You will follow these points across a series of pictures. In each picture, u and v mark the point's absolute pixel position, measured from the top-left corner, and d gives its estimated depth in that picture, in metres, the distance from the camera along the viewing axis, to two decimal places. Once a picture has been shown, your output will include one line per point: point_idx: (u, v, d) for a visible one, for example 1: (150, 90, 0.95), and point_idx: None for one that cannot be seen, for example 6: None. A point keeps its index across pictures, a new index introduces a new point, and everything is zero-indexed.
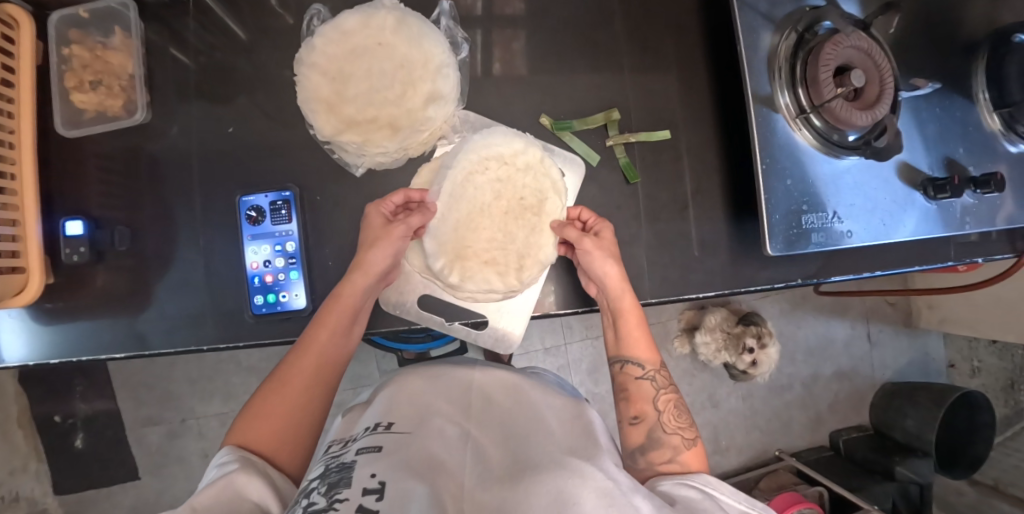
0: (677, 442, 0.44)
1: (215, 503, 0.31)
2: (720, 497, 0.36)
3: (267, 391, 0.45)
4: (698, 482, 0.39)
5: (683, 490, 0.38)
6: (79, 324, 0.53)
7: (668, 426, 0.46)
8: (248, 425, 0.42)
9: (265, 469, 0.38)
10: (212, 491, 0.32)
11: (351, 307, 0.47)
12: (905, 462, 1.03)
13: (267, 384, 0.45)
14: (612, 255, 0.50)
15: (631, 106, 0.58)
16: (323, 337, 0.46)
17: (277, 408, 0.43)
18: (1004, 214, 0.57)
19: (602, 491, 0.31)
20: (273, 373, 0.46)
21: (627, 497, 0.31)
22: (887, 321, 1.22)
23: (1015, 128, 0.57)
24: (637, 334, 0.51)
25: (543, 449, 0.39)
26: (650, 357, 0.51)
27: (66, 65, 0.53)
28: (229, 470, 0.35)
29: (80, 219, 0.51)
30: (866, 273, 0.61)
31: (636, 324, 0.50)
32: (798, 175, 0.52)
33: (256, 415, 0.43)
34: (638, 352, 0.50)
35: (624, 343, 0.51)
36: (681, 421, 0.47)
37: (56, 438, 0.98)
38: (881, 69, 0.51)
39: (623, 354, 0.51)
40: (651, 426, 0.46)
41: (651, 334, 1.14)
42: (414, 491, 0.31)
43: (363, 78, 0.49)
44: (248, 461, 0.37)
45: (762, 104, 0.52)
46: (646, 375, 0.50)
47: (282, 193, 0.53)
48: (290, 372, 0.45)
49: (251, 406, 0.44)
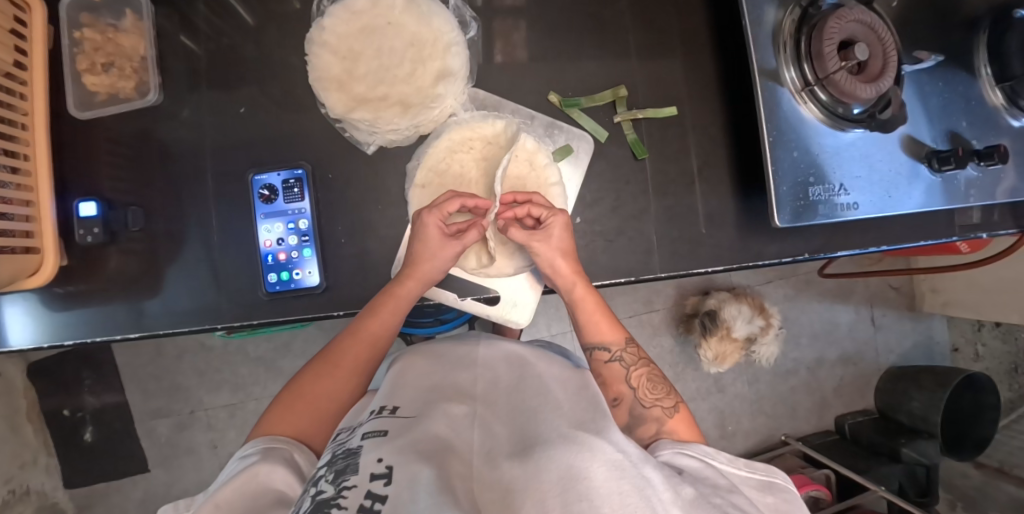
0: (659, 414, 0.44)
1: (238, 497, 0.32)
2: (720, 465, 0.38)
3: (315, 372, 0.47)
4: (697, 451, 0.39)
5: (683, 459, 0.37)
6: (93, 307, 0.53)
7: (646, 400, 0.46)
8: (292, 403, 0.44)
9: (291, 457, 0.38)
10: (235, 484, 0.33)
11: (402, 303, 0.50)
12: (911, 443, 1.04)
13: (317, 365, 0.48)
14: (559, 254, 0.51)
15: (638, 83, 0.59)
16: (375, 331, 0.49)
17: (323, 392, 0.45)
18: (1004, 188, 0.58)
19: (613, 463, 0.29)
20: (322, 355, 0.49)
21: (641, 469, 0.29)
22: (890, 305, 1.23)
23: (1018, 102, 0.57)
24: (596, 318, 0.52)
25: (551, 421, 0.36)
26: (616, 338, 0.51)
27: (78, 49, 0.54)
28: (250, 462, 0.35)
29: (93, 201, 0.52)
30: (871, 248, 0.62)
31: (595, 305, 0.52)
32: (804, 147, 0.53)
33: (300, 396, 0.44)
34: (604, 335, 0.51)
35: (587, 331, 0.52)
36: (657, 392, 0.47)
37: (66, 431, 0.98)
38: (884, 43, 0.52)
39: (589, 342, 0.52)
40: (630, 405, 0.46)
41: (657, 320, 1.15)
42: (423, 469, 0.27)
43: (373, 57, 0.53)
44: (273, 452, 0.37)
45: (768, 79, 0.52)
46: (614, 357, 0.50)
47: (294, 171, 0.54)
48: (341, 355, 0.48)
49: (296, 387, 0.45)
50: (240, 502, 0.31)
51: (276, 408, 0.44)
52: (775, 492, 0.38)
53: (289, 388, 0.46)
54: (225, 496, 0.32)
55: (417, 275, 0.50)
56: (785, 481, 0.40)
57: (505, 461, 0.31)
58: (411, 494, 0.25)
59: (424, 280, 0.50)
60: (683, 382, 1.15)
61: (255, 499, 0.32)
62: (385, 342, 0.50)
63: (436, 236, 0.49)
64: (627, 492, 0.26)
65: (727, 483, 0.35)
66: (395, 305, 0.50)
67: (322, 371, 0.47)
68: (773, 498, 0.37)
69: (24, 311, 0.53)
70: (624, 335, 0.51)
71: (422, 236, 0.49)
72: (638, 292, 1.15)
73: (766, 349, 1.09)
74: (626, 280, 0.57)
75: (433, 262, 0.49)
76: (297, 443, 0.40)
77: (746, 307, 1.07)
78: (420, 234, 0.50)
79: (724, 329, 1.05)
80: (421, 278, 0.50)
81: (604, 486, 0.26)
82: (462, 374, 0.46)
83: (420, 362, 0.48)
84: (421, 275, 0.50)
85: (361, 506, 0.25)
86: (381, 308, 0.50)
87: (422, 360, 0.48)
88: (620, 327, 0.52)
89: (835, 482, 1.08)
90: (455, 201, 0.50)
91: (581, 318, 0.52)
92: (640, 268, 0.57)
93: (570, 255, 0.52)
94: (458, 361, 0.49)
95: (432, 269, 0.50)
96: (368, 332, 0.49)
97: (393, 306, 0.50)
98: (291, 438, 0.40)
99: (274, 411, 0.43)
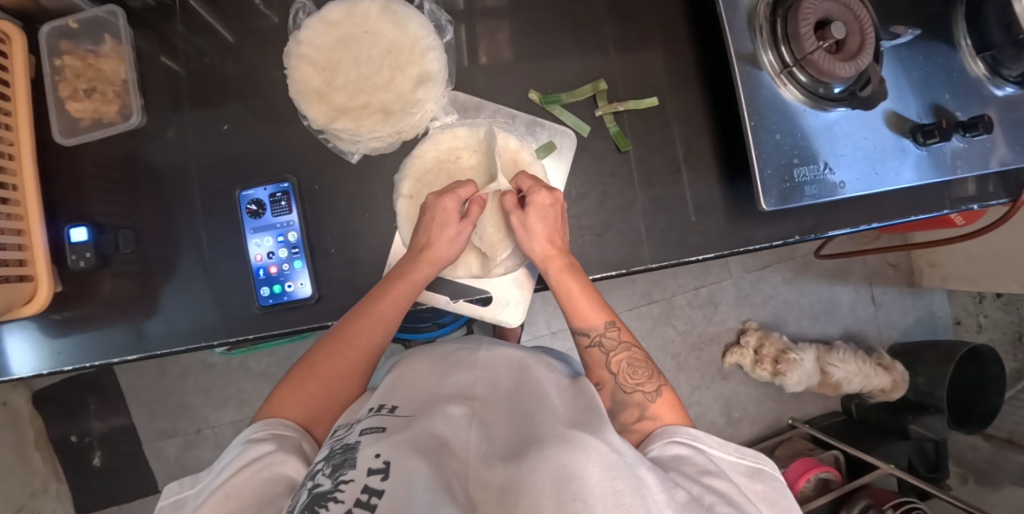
0: (640, 399, 0.43)
1: (247, 486, 0.31)
2: (709, 451, 0.37)
3: (322, 352, 0.45)
4: (686, 438, 0.38)
5: (674, 448, 0.37)
6: (93, 331, 0.54)
7: (626, 384, 0.44)
8: (299, 384, 0.43)
9: (300, 446, 0.38)
10: (249, 472, 0.32)
11: (416, 284, 0.49)
12: (918, 419, 1.04)
13: (324, 344, 0.46)
14: (535, 232, 0.51)
15: (617, 75, 0.59)
16: (388, 313, 0.47)
17: (334, 372, 0.44)
18: (997, 157, 0.57)
19: (607, 462, 0.28)
20: (328, 334, 0.47)
21: (635, 470, 0.28)
22: (889, 282, 1.23)
23: (1000, 72, 0.57)
24: (580, 302, 0.50)
25: (547, 422, 0.35)
26: (598, 322, 0.49)
27: (60, 77, 0.54)
28: (262, 449, 0.35)
29: (83, 226, 0.52)
30: (863, 226, 0.62)
31: (579, 287, 0.50)
32: (786, 129, 0.53)
33: (310, 374, 0.44)
34: (586, 319, 0.49)
35: (570, 314, 0.51)
36: (638, 377, 0.45)
37: (74, 457, 0.99)
38: (861, 20, 0.51)
39: (573, 326, 0.51)
40: (612, 390, 0.45)
41: (655, 311, 1.15)
42: (419, 466, 0.27)
43: (351, 66, 0.54)
44: (283, 441, 0.37)
45: (745, 63, 0.53)
46: (595, 341, 0.49)
47: (280, 184, 0.54)
48: (353, 334, 0.46)
49: (305, 366, 0.45)
50: (253, 490, 0.31)
51: (284, 386, 0.43)
52: (763, 478, 0.37)
53: (298, 367, 0.45)
54: (237, 485, 0.31)
55: (431, 259, 0.50)
56: (771, 466, 0.39)
57: (500, 462, 0.31)
58: (408, 489, 0.25)
59: (437, 263, 0.50)
60: (686, 372, 1.15)
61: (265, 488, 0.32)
62: (394, 325, 0.48)
63: (451, 219, 0.50)
64: (621, 491, 0.26)
65: (713, 469, 0.34)
66: (408, 288, 0.48)
67: (331, 350, 0.45)
68: (761, 486, 0.37)
69: (23, 339, 0.53)
70: (607, 318, 0.49)
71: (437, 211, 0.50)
72: (636, 284, 1.15)
73: (794, 372, 1.09)
74: (618, 273, 0.57)
75: (447, 244, 0.50)
76: (303, 432, 0.40)
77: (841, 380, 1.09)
78: (433, 210, 0.50)
79: (880, 382, 1.09)
80: (434, 262, 0.50)
81: (598, 486, 0.26)
82: (462, 375, 0.45)
83: (421, 363, 0.48)
84: (435, 259, 0.50)
85: (358, 501, 0.25)
86: (392, 289, 0.48)
87: (423, 362, 0.49)
88: (605, 310, 0.50)
89: (843, 463, 1.07)
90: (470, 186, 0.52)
91: (567, 302, 0.51)
92: (631, 260, 0.57)
93: (549, 236, 0.51)
94: (459, 362, 0.48)
95: (444, 253, 0.51)
96: (379, 312, 0.47)
97: (405, 288, 0.48)
98: (298, 425, 0.40)
99: (282, 390, 0.43)
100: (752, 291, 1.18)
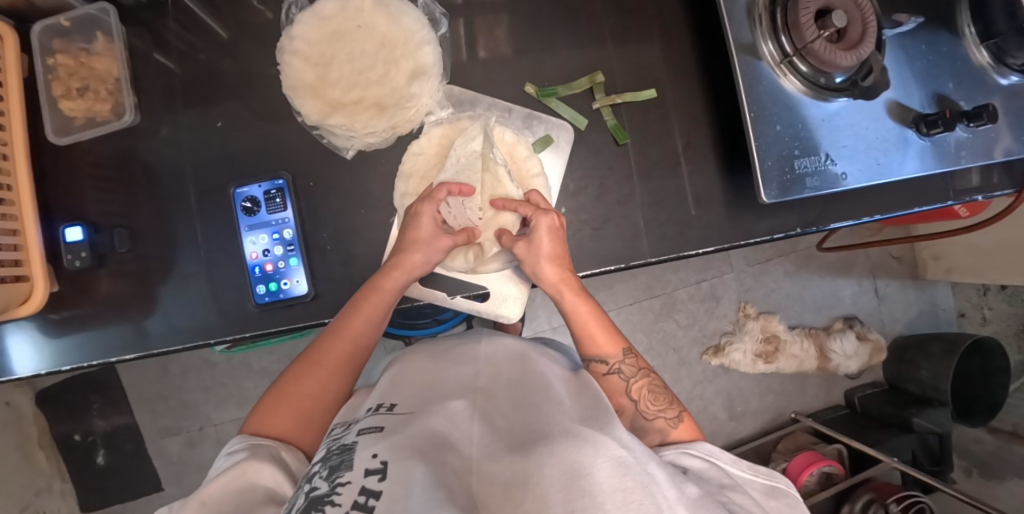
0: (661, 425, 0.42)
1: (225, 494, 0.32)
2: (725, 466, 0.37)
3: (297, 373, 0.45)
4: (701, 451, 0.38)
5: (687, 460, 0.37)
6: (91, 331, 0.53)
7: (647, 412, 0.43)
8: (272, 409, 0.42)
9: (278, 453, 0.38)
10: (222, 480, 0.32)
11: (388, 298, 0.48)
12: (922, 413, 1.04)
13: (297, 367, 0.45)
14: (547, 255, 0.50)
15: (615, 68, 0.58)
16: (360, 327, 0.46)
17: (307, 392, 0.43)
18: (1001, 147, 0.56)
19: (617, 459, 0.28)
20: (303, 355, 0.46)
21: (644, 466, 0.28)
22: (893, 275, 1.22)
23: (1004, 61, 0.56)
24: (593, 329, 0.49)
25: (552, 416, 0.35)
26: (614, 349, 0.47)
27: (53, 75, 0.54)
28: (238, 459, 0.35)
29: (78, 226, 0.52)
30: (865, 218, 0.61)
31: (590, 313, 0.49)
32: (788, 120, 0.53)
33: (282, 398, 0.43)
34: (600, 348, 0.48)
35: (584, 343, 0.49)
36: (659, 403, 0.44)
37: (79, 456, 1.00)
38: (862, 8, 0.50)
39: (586, 354, 0.49)
40: (631, 418, 0.44)
41: (656, 305, 1.15)
42: (418, 466, 0.27)
43: (345, 61, 0.54)
44: (260, 449, 0.37)
45: (744, 53, 0.52)
46: (612, 369, 0.47)
47: (275, 181, 0.53)
48: (325, 353, 0.45)
49: (278, 388, 0.44)
50: (227, 498, 0.31)
51: (259, 411, 0.42)
52: (779, 496, 0.36)
53: (273, 389, 0.44)
54: (211, 492, 0.32)
55: (404, 267, 0.48)
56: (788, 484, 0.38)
57: (504, 455, 0.31)
58: (407, 491, 0.25)
59: (411, 271, 0.48)
60: (688, 366, 1.15)
61: (241, 496, 0.32)
62: (370, 338, 0.48)
63: (428, 229, 0.50)
64: (630, 489, 0.26)
65: (730, 485, 0.34)
66: (381, 298, 0.47)
67: (304, 371, 0.45)
68: (776, 503, 0.35)
69: (24, 339, 0.53)
70: (622, 346, 0.48)
71: (415, 223, 0.50)
72: (636, 279, 1.14)
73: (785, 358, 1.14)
74: (616, 268, 0.56)
75: (423, 250, 0.49)
76: (284, 443, 0.39)
77: (836, 360, 1.13)
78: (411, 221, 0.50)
79: (863, 354, 1.14)
80: (408, 269, 0.48)
81: (606, 483, 0.26)
82: (462, 369, 0.45)
83: (418, 360, 0.48)
84: (409, 267, 0.48)
85: (355, 503, 0.25)
86: (364, 303, 0.47)
87: (419, 360, 0.48)
88: (619, 338, 0.48)
89: (847, 457, 1.06)
90: (445, 189, 0.52)
91: (580, 329, 0.49)
92: (629, 254, 0.57)
93: (559, 259, 0.50)
94: (460, 357, 0.48)
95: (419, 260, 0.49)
96: (353, 328, 0.46)
97: (378, 300, 0.47)
98: (276, 440, 0.39)
99: (257, 414, 0.42)
100: (754, 285, 1.18)
